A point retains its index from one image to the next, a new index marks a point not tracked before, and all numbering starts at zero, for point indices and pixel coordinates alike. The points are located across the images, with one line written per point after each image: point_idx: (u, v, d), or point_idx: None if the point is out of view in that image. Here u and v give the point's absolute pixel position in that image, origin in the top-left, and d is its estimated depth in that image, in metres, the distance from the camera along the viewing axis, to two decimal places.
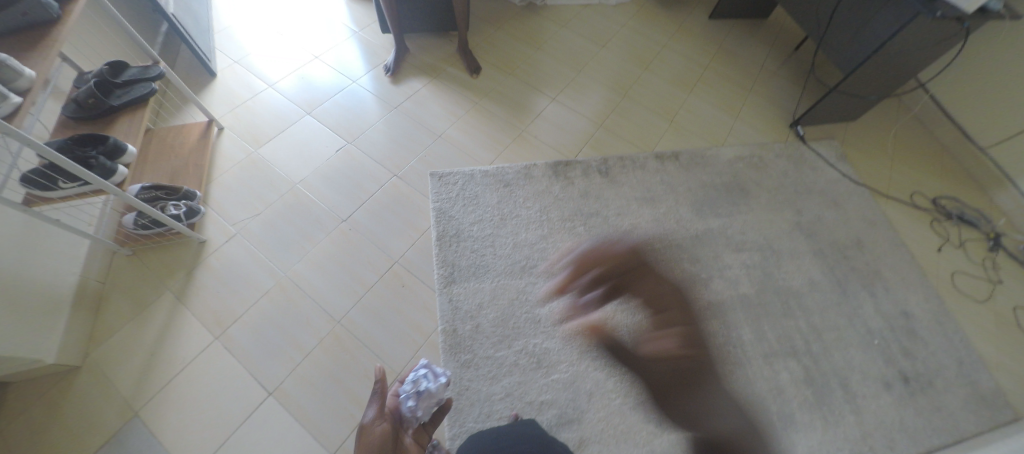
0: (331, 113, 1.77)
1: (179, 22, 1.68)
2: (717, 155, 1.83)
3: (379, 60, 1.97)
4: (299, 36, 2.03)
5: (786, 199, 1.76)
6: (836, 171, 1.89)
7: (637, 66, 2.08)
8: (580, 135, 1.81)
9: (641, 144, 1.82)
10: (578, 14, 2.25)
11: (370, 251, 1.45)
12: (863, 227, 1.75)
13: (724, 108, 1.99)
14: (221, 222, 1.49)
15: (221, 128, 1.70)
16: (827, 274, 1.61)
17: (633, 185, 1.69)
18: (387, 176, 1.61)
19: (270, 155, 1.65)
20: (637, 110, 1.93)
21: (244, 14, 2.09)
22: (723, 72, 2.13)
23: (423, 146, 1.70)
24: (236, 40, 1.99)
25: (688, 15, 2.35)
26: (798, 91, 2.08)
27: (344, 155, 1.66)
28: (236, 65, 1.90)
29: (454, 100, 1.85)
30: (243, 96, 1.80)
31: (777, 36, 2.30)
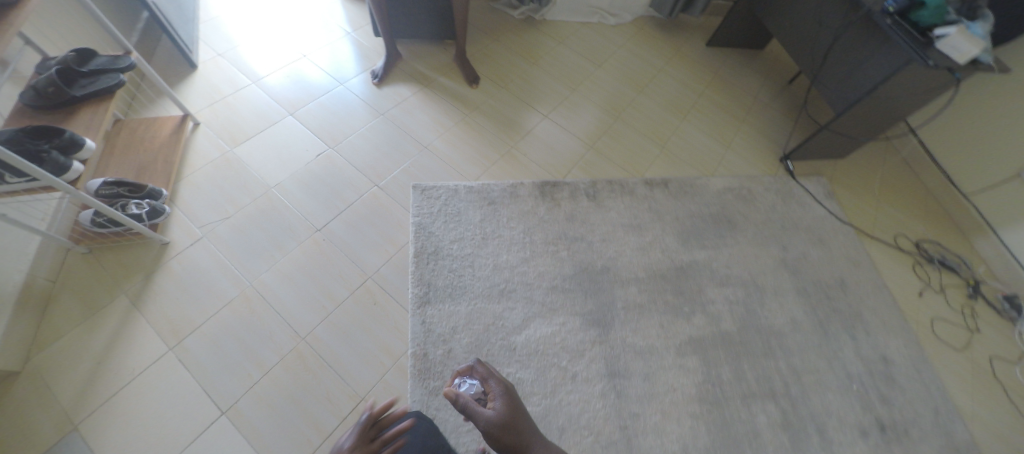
0: (315, 115, 1.70)
1: (161, 11, 1.60)
2: (707, 184, 1.80)
3: (370, 64, 1.91)
4: (289, 33, 1.96)
5: (772, 234, 1.74)
6: (824, 208, 1.88)
7: (632, 88, 2.06)
8: (570, 155, 1.77)
9: (631, 169, 1.79)
10: (577, 32, 2.22)
11: (344, 265, 1.39)
12: (847, 267, 1.74)
13: (717, 137, 1.98)
14: (187, 223, 1.41)
15: (197, 123, 1.62)
16: (808, 314, 1.59)
17: (621, 211, 1.65)
18: (368, 186, 1.55)
19: (246, 155, 1.58)
20: (630, 133, 1.90)
21: (233, 5, 2.02)
22: (717, 100, 2.12)
23: (408, 156, 1.65)
24: (222, 32, 1.92)
25: (687, 40, 2.35)
26: (790, 125, 2.08)
27: (324, 160, 1.59)
28: (220, 59, 1.82)
29: (444, 111, 1.80)
30: (223, 91, 1.72)
31: (772, 68, 2.31)
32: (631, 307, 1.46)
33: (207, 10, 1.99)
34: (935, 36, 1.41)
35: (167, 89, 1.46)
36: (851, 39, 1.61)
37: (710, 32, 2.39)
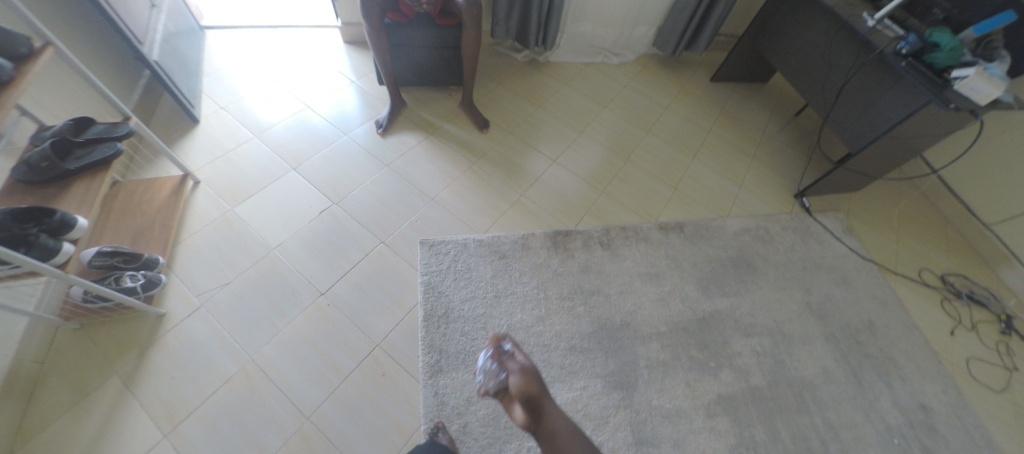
0: (318, 169, 1.64)
1: (164, 68, 1.55)
2: (722, 226, 1.75)
3: (375, 113, 1.88)
4: (293, 85, 1.94)
5: (794, 276, 1.68)
6: (844, 245, 1.82)
7: (639, 128, 2.04)
8: (581, 201, 1.73)
9: (645, 213, 1.74)
10: (581, 72, 2.23)
11: (349, 333, 1.31)
12: (874, 307, 1.66)
13: (727, 176, 1.95)
14: (185, 292, 1.33)
15: (197, 182, 1.55)
16: (840, 362, 1.50)
17: (637, 260, 1.59)
18: (373, 244, 1.49)
19: (248, 213, 1.50)
20: (639, 175, 1.86)
21: (237, 57, 2.00)
22: (725, 137, 2.11)
23: (414, 210, 1.59)
24: (225, 85, 1.88)
25: (690, 76, 2.35)
26: (801, 162, 2.07)
27: (328, 216, 1.53)
28: (223, 112, 1.78)
29: (450, 160, 1.75)
30: (225, 145, 1.66)
31: (776, 102, 2.33)
32: (655, 365, 1.38)
33: (211, 62, 1.95)
34: (952, 78, 1.40)
35: (167, 152, 1.40)
36: (863, 78, 1.62)
37: (712, 68, 2.40)
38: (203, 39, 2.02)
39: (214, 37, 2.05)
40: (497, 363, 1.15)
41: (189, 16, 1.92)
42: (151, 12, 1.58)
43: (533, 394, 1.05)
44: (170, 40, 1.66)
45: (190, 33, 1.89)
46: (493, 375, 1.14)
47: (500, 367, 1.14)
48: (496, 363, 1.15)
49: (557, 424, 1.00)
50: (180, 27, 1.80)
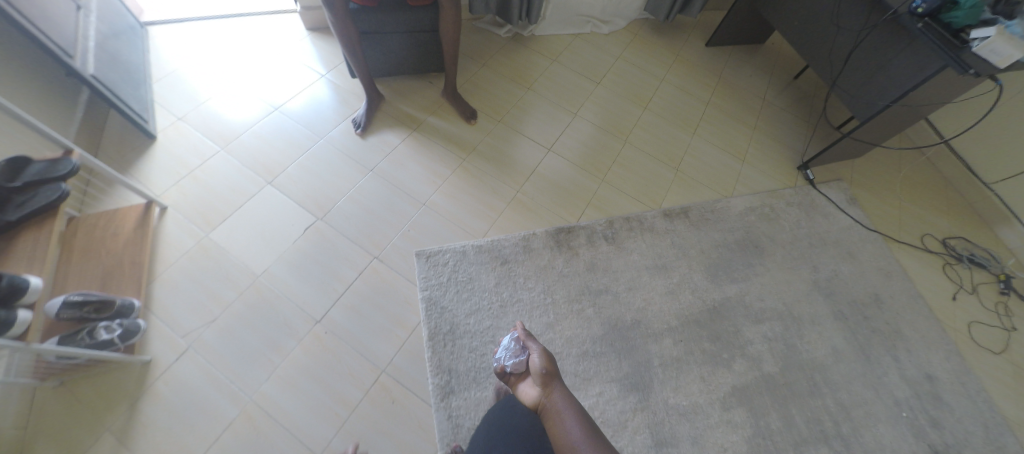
0: (295, 182, 1.52)
1: (105, 81, 1.39)
2: (728, 207, 1.70)
3: (351, 109, 1.72)
4: (257, 84, 1.75)
5: (801, 254, 1.65)
6: (848, 216, 1.79)
7: (636, 105, 1.92)
8: (581, 192, 1.64)
9: (648, 200, 1.66)
10: (570, 45, 2.07)
11: (352, 360, 1.25)
12: (879, 280, 1.66)
13: (729, 151, 1.86)
14: (169, 335, 1.25)
15: (163, 208, 1.43)
16: (849, 340, 1.50)
17: (645, 252, 1.53)
18: (366, 260, 1.40)
19: (225, 239, 1.40)
20: (640, 158, 1.77)
21: (189, 55, 1.79)
22: (725, 107, 2.01)
23: (405, 217, 1.48)
24: (179, 89, 1.69)
25: (685, 41, 2.21)
26: (801, 129, 2.00)
27: (313, 234, 1.43)
28: (181, 123, 1.61)
29: (438, 158, 1.63)
30: (189, 163, 1.52)
31: (773, 65, 2.22)
32: (669, 362, 1.35)
33: (159, 64, 1.74)
34: (972, 39, 1.31)
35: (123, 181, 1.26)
36: (874, 42, 1.53)
37: (706, 31, 2.26)
38: (146, 37, 1.80)
39: (159, 35, 1.82)
40: (521, 345, 1.14)
41: (124, 13, 1.69)
42: (78, 13, 1.38)
43: (548, 372, 1.01)
44: (105, 45, 1.47)
45: (129, 34, 1.67)
46: (514, 355, 1.12)
47: (523, 349, 1.12)
48: (520, 345, 1.13)
49: (567, 403, 0.94)
50: (116, 28, 1.59)
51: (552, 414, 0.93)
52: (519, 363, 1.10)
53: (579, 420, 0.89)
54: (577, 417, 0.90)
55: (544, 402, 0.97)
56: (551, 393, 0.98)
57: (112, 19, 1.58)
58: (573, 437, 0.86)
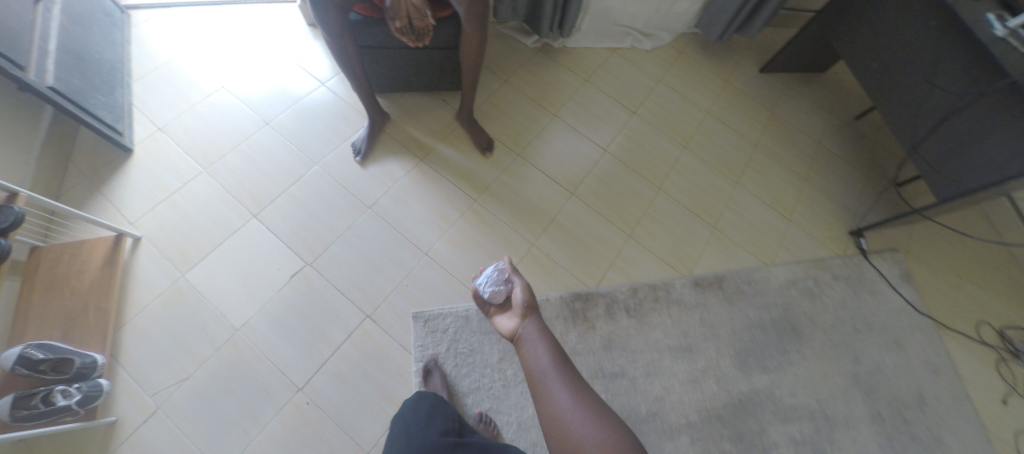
0: (285, 217, 1.35)
1: (68, 92, 1.20)
2: (767, 277, 1.51)
3: (352, 129, 1.52)
4: (249, 88, 1.55)
5: (842, 340, 1.47)
6: (899, 296, 1.59)
7: (675, 143, 1.68)
8: (603, 249, 1.44)
9: (678, 264, 1.47)
10: (606, 62, 1.81)
11: (335, 439, 1.12)
12: (926, 376, 1.48)
13: (776, 208, 1.64)
14: (136, 391, 1.13)
15: (137, 238, 1.28)
16: (884, 448, 1.34)
17: (668, 330, 1.37)
18: (358, 318, 1.25)
19: (203, 281, 1.25)
20: (673, 210, 1.55)
21: (176, 48, 1.59)
22: (775, 151, 1.77)
23: (404, 268, 1.33)
24: (161, 91, 1.50)
25: (736, 65, 1.94)
26: (858, 186, 1.76)
27: (300, 281, 1.28)
28: (162, 135, 1.43)
29: (446, 197, 1.45)
30: (168, 186, 1.36)
31: (831, 100, 1.95)
32: None
33: (141, 59, 1.55)
34: None
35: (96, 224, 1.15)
36: (973, 111, 1.26)
37: (762, 53, 1.97)
38: (128, 25, 1.60)
39: (143, 23, 1.62)
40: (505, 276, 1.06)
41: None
42: (36, 7, 1.19)
43: (530, 304, 0.92)
44: (72, 44, 1.28)
45: (105, 24, 1.47)
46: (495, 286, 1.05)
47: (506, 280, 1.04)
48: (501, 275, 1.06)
49: (543, 335, 0.86)
50: (88, 18, 1.39)
51: (526, 344, 0.86)
52: (500, 294, 1.03)
53: (552, 353, 0.81)
54: (552, 349, 0.82)
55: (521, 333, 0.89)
56: (527, 323, 0.89)
57: (82, 8, 1.37)
58: (544, 369, 0.79)
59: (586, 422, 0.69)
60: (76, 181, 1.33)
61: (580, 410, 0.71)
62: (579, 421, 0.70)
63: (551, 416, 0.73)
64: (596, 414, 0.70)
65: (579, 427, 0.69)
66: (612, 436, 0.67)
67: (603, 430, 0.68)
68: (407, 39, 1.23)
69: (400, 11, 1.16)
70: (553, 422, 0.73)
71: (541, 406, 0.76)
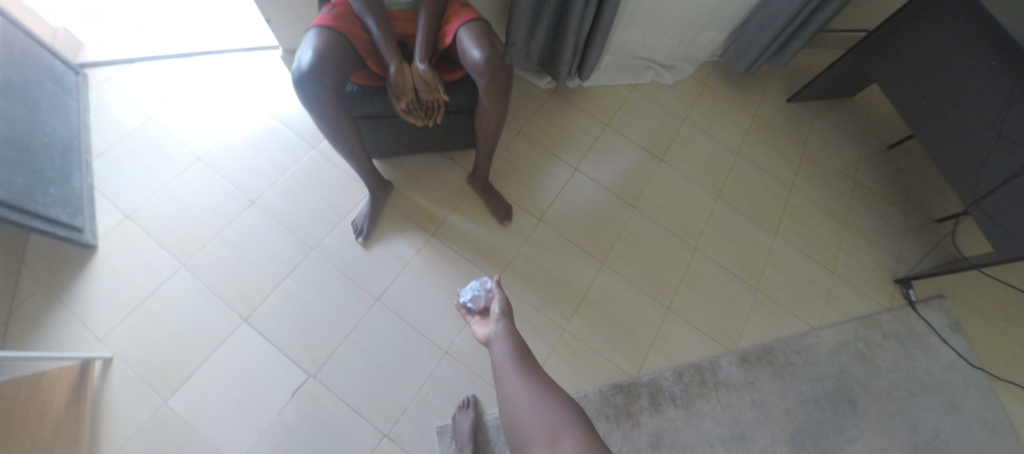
0: (281, 318, 1.17)
1: (13, 196, 0.98)
2: (818, 343, 1.38)
3: (351, 203, 1.32)
4: (229, 156, 1.33)
5: (898, 408, 1.34)
6: (950, 348, 1.46)
7: (708, 193, 1.55)
8: (641, 329, 1.31)
9: (722, 338, 1.34)
10: (626, 101, 1.68)
11: None
12: (990, 442, 1.34)
13: (818, 260, 1.51)
14: None
15: (107, 359, 1.08)
16: None
17: (719, 418, 1.23)
18: (374, 439, 1.09)
19: (191, 408, 1.06)
20: (712, 273, 1.42)
21: (142, 110, 1.37)
22: (812, 193, 1.64)
23: (424, 372, 1.17)
24: (127, 169, 1.28)
25: (763, 94, 1.81)
26: (896, 226, 1.62)
27: (303, 399, 1.10)
28: (131, 225, 1.21)
29: (463, 280, 1.28)
30: (142, 288, 1.16)
31: (863, 126, 1.81)
32: None
33: (103, 129, 1.32)
34: None
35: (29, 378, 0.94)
36: None
37: (788, 81, 1.84)
38: (85, 86, 1.36)
39: (104, 81, 1.39)
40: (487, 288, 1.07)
41: (48, 61, 1.25)
42: None
43: (501, 308, 0.97)
44: (14, 133, 1.05)
45: (55, 94, 1.24)
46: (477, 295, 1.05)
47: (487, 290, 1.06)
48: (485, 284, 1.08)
49: (508, 332, 0.93)
50: (34, 92, 1.16)
51: (492, 341, 0.93)
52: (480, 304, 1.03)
53: (513, 348, 0.88)
54: (514, 345, 0.89)
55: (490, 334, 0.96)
56: (496, 325, 0.95)
57: (27, 81, 1.14)
58: (505, 363, 0.86)
59: (534, 404, 0.77)
60: (30, 288, 1.11)
61: (531, 395, 0.79)
62: (529, 403, 0.78)
63: (508, 404, 0.81)
64: (545, 397, 0.78)
65: (528, 408, 0.77)
66: (556, 414, 0.75)
67: (550, 410, 0.75)
68: (416, 117, 1.08)
69: (406, 86, 1.03)
70: (509, 408, 0.80)
71: (501, 395, 0.83)
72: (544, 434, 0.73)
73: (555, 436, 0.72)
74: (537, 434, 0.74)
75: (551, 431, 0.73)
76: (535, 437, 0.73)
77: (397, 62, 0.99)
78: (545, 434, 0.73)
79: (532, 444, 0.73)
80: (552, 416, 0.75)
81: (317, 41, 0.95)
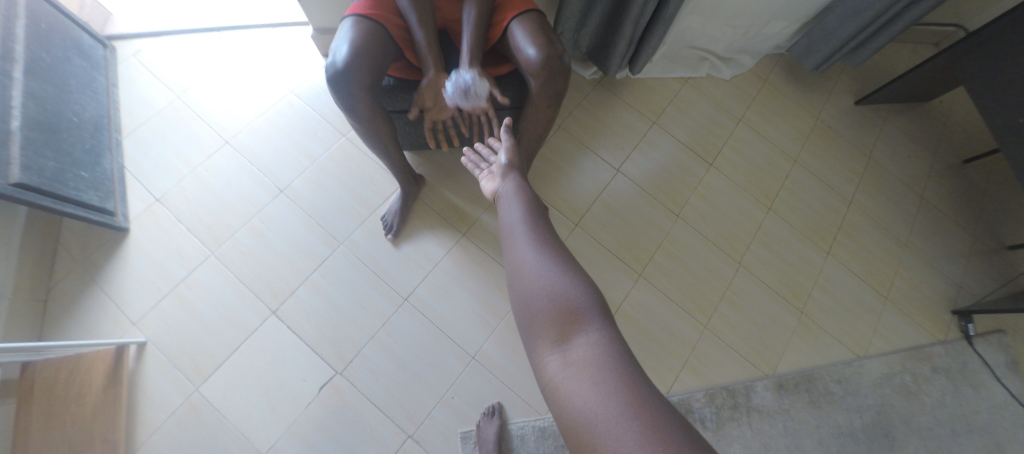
0: (309, 313, 1.16)
1: (44, 181, 0.97)
2: (860, 373, 1.30)
3: (380, 196, 1.28)
4: (257, 140, 1.29)
5: (940, 449, 1.24)
6: (1004, 388, 1.33)
7: (758, 204, 1.44)
8: (675, 346, 1.26)
9: (760, 361, 1.28)
10: (676, 97, 1.55)
11: None
12: None
13: (870, 285, 1.41)
14: None
15: (142, 343, 1.10)
16: None
17: (748, 444, 1.19)
18: (398, 440, 1.08)
19: (222, 395, 1.08)
20: (755, 291, 1.34)
21: (170, 87, 1.32)
22: (872, 209, 1.50)
23: (449, 376, 1.15)
24: (156, 149, 1.25)
25: (827, 95, 1.65)
26: (960, 249, 1.48)
27: (330, 395, 1.10)
28: (161, 209, 1.20)
29: (493, 284, 1.24)
30: (173, 275, 1.15)
31: (936, 136, 1.63)
32: None
33: (132, 107, 1.29)
34: None
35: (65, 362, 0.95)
36: None
37: (857, 83, 1.67)
38: (114, 61, 1.33)
39: (131, 56, 1.35)
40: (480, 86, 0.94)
41: (76, 34, 1.21)
42: None
43: (510, 168, 0.91)
44: (43, 112, 1.02)
45: (83, 70, 1.20)
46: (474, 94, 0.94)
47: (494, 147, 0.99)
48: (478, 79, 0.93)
49: (523, 202, 0.81)
50: (62, 68, 1.12)
51: (505, 213, 0.82)
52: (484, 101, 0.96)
53: (528, 217, 0.77)
54: (530, 218, 0.77)
55: (501, 193, 0.88)
56: (507, 188, 0.87)
57: (55, 57, 1.11)
58: (517, 234, 0.75)
59: (548, 281, 0.65)
60: (67, 269, 1.13)
61: (544, 271, 0.67)
62: (540, 279, 0.66)
63: (516, 277, 0.69)
64: (561, 274, 0.66)
65: (539, 284, 0.65)
66: (573, 296, 0.63)
67: (565, 289, 0.64)
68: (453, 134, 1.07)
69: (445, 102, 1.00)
70: (517, 282, 0.69)
71: (510, 267, 0.72)
72: (556, 323, 0.62)
73: (569, 326, 0.61)
74: (546, 314, 0.63)
75: (564, 318, 0.62)
76: (544, 323, 0.63)
77: (436, 70, 0.95)
78: (557, 320, 0.62)
79: (540, 331, 0.62)
80: (568, 296, 0.63)
81: (354, 32, 0.88)
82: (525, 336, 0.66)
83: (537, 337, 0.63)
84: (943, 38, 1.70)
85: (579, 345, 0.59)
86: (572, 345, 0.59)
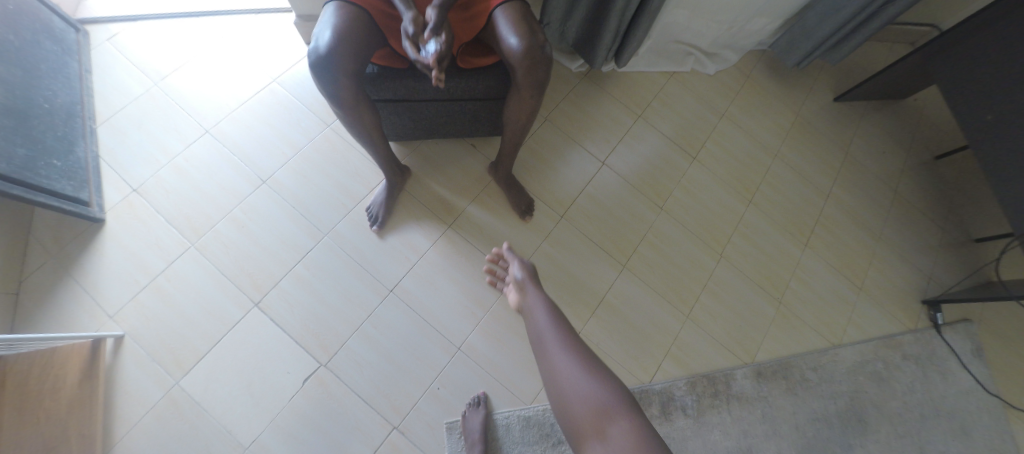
0: (293, 305, 1.15)
1: (14, 170, 0.93)
2: (835, 361, 1.35)
3: (365, 188, 1.27)
4: (239, 130, 1.27)
5: (909, 432, 1.29)
6: (969, 374, 1.39)
7: (739, 197, 1.47)
8: (658, 336, 1.28)
9: (739, 350, 1.31)
10: (661, 91, 1.57)
11: None
12: None
13: (846, 276, 1.45)
14: None
15: (119, 336, 1.08)
16: None
17: (728, 430, 1.22)
18: (384, 431, 1.08)
19: (203, 388, 1.06)
20: (735, 282, 1.37)
21: (146, 74, 1.29)
22: (848, 203, 1.54)
23: (434, 367, 1.15)
24: (132, 139, 1.22)
25: (808, 91, 1.69)
26: (930, 242, 1.53)
27: (314, 387, 1.10)
28: (138, 199, 1.17)
29: (479, 276, 1.24)
30: (151, 266, 1.13)
31: (910, 132, 1.68)
32: None
33: (107, 94, 1.25)
34: None
35: (39, 354, 0.93)
36: None
37: (837, 80, 1.71)
38: (87, 46, 1.28)
39: (106, 41, 1.31)
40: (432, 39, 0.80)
41: (46, 17, 1.16)
42: None
43: (529, 281, 0.96)
44: (11, 98, 0.98)
45: (54, 55, 1.16)
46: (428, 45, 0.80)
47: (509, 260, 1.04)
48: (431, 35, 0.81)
49: (547, 305, 0.88)
50: (32, 52, 1.08)
51: (527, 310, 0.91)
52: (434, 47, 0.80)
53: (551, 319, 0.85)
54: (551, 313, 0.87)
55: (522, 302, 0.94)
56: (527, 294, 0.93)
57: (25, 41, 1.07)
58: (547, 338, 0.83)
59: (581, 386, 0.74)
60: (40, 261, 1.09)
61: (577, 376, 0.75)
62: (574, 383, 0.75)
63: (552, 379, 0.78)
64: (590, 375, 0.75)
65: (573, 388, 0.75)
66: (604, 394, 0.73)
67: (596, 390, 0.73)
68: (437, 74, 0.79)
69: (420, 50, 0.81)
70: (554, 383, 0.78)
71: (543, 368, 0.81)
72: (592, 418, 0.72)
73: (605, 422, 0.71)
74: (583, 413, 0.73)
75: (600, 416, 0.71)
76: (582, 421, 0.73)
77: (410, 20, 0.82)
78: (594, 418, 0.72)
79: (581, 429, 0.72)
80: (599, 399, 0.72)
81: (337, 18, 0.87)
82: (567, 433, 0.75)
83: (578, 433, 0.73)
84: (919, 38, 1.75)
85: (617, 439, 0.68)
86: (611, 438, 0.69)
